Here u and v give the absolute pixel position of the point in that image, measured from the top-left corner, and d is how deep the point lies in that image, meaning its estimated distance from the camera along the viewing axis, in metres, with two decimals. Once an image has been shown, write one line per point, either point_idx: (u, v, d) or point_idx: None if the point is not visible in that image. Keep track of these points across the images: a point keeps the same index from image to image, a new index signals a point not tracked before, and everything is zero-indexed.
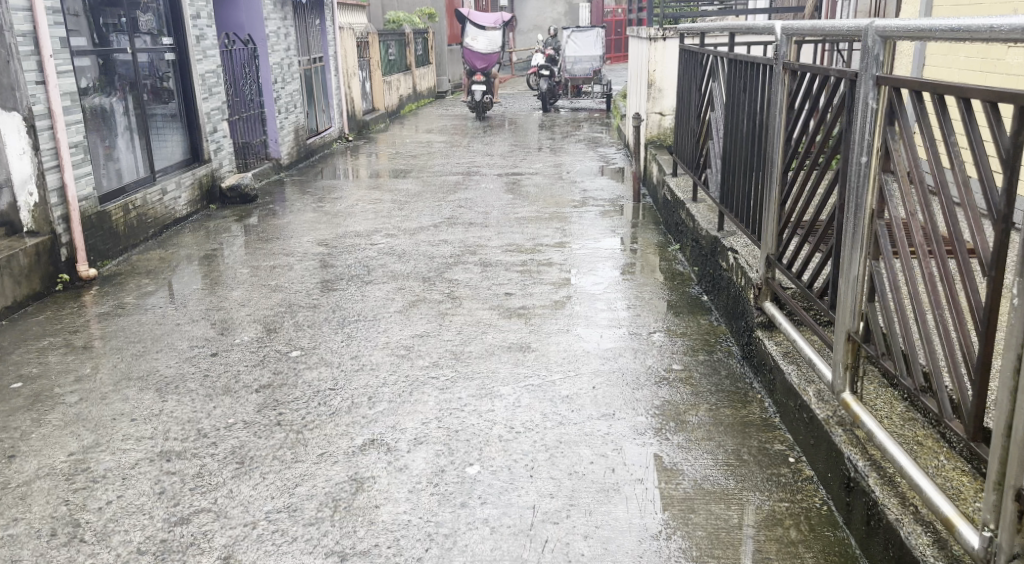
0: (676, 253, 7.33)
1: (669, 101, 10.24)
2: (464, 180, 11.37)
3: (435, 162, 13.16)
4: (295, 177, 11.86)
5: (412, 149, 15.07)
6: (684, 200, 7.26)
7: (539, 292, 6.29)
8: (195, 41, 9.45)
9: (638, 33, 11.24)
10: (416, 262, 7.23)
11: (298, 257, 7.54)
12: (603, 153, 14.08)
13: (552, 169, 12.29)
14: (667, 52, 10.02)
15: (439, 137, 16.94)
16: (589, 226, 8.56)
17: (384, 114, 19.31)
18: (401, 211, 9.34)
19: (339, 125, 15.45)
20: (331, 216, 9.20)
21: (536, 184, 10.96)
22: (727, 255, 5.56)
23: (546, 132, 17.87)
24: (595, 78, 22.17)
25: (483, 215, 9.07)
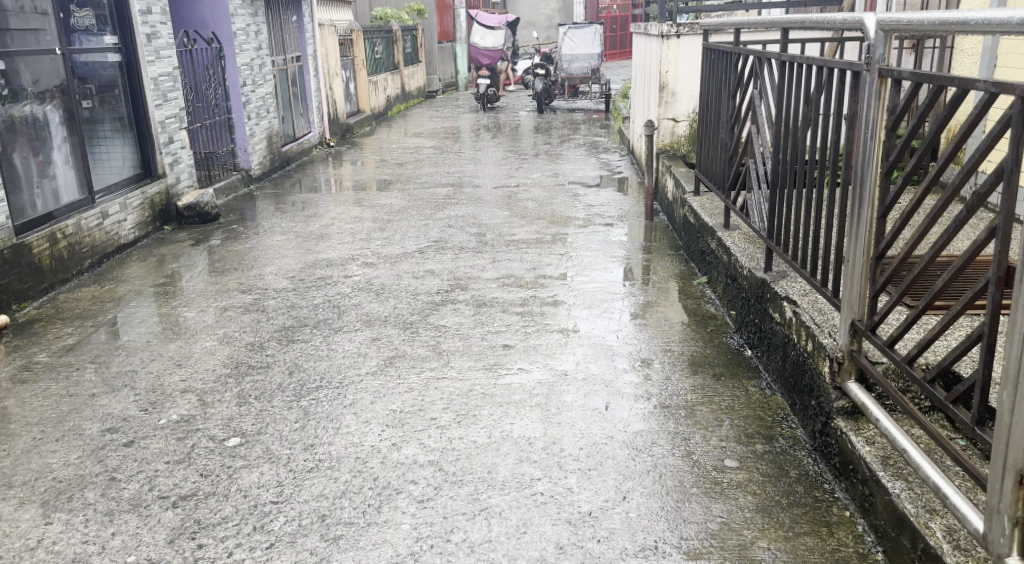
0: (704, 286, 6.19)
1: (683, 104, 9.12)
2: (454, 194, 10.22)
3: (423, 171, 12.00)
4: (267, 189, 10.71)
5: (399, 155, 13.90)
6: (713, 226, 6.11)
7: (543, 344, 5.17)
8: (146, 40, 8.29)
9: (647, 28, 10.09)
10: (397, 302, 6.09)
11: (258, 292, 6.40)
12: (607, 159, 12.91)
13: (552, 180, 11.15)
14: (682, 50, 8.90)
15: (428, 141, 15.78)
16: (598, 251, 7.43)
17: (370, 117, 18.15)
18: (383, 233, 8.21)
19: (320, 130, 14.28)
20: (302, 239, 8.05)
21: (535, 198, 9.82)
22: (782, 303, 4.42)
23: (543, 135, 16.71)
24: (593, 77, 20.98)
25: (475, 237, 7.93)
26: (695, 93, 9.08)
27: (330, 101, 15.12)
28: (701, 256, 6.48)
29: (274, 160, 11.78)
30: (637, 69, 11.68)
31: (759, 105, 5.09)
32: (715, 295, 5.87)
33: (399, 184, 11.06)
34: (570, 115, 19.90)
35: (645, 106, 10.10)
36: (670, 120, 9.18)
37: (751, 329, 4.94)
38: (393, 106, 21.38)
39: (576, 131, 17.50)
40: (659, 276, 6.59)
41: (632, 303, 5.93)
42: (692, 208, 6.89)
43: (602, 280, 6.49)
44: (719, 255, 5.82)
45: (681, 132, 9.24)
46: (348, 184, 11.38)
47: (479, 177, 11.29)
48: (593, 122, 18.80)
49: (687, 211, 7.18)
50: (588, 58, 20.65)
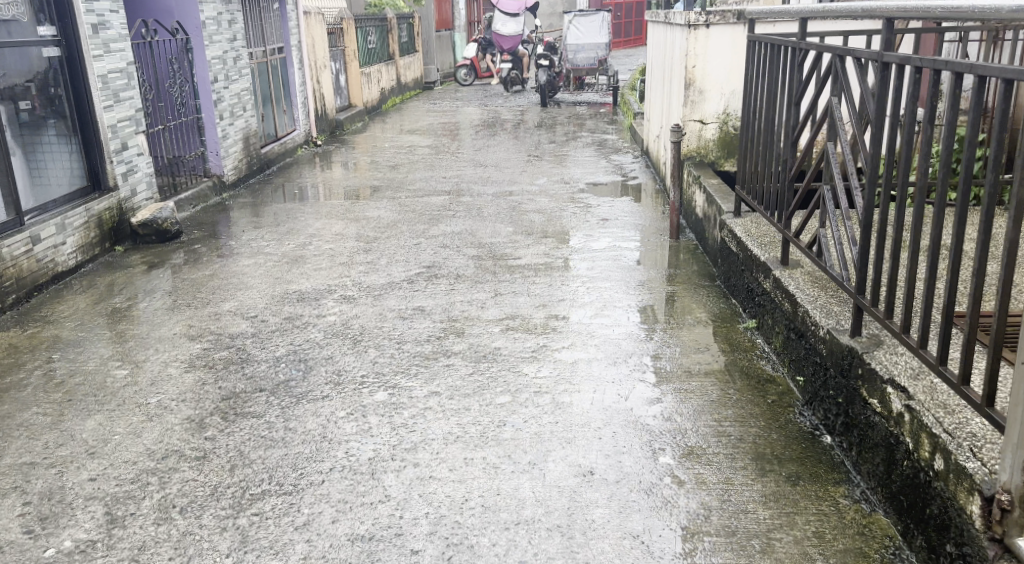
0: (754, 333, 5.11)
1: (712, 104, 8.09)
2: (451, 204, 9.10)
3: (418, 175, 10.89)
4: (243, 197, 9.60)
5: (392, 156, 12.77)
6: (768, 261, 5.00)
7: (561, 420, 4.09)
8: (92, 31, 7.13)
9: (670, 17, 8.93)
10: (377, 353, 4.98)
11: (212, 337, 5.30)
12: (619, 161, 11.78)
13: (561, 186, 10.03)
14: (709, 44, 7.89)
15: (425, 139, 14.65)
16: (619, 280, 6.32)
17: (362, 112, 17.02)
18: (368, 255, 7.11)
19: (305, 128, 13.15)
20: (275, 261, 6.94)
21: (542, 210, 8.70)
22: (882, 386, 3.35)
23: (546, 132, 15.58)
24: (599, 68, 19.83)
25: (473, 262, 6.82)
26: (725, 92, 8.04)
27: (317, 96, 13.98)
28: (746, 292, 5.40)
29: (254, 163, 10.66)
30: (653, 63, 10.65)
31: (837, 113, 4.01)
32: (772, 347, 4.80)
33: (390, 192, 9.94)
34: (574, 109, 18.77)
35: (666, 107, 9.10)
36: (697, 122, 8.15)
37: (828, 406, 3.88)
38: (387, 99, 20.23)
39: (582, 127, 16.38)
40: (699, 316, 5.53)
41: (668, 355, 4.85)
42: (733, 232, 5.81)
43: (628, 323, 5.39)
44: (775, 299, 4.74)
45: (709, 135, 8.19)
46: (333, 190, 10.26)
47: (480, 183, 10.17)
48: (599, 116, 17.68)
49: (724, 235, 6.10)
50: (595, 48, 19.56)
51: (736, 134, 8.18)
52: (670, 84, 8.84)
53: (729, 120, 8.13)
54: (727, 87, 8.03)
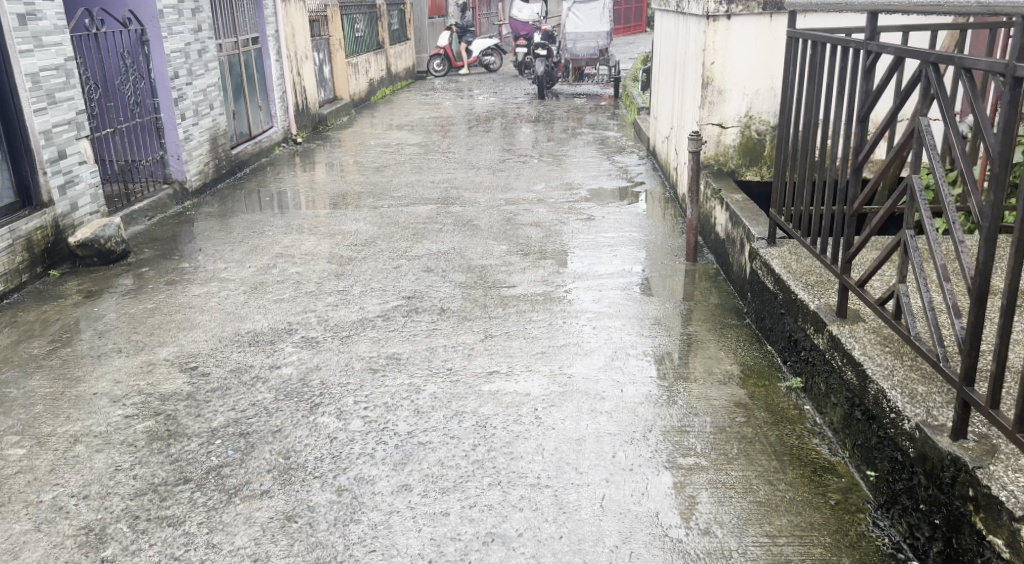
0: (803, 399, 4.20)
1: (732, 105, 7.23)
2: (437, 216, 8.13)
3: (404, 179, 9.92)
4: (207, 206, 8.64)
5: (377, 156, 11.79)
6: (821, 312, 4.08)
7: (566, 535, 3.19)
8: (18, 23, 6.14)
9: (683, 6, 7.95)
10: (336, 424, 4.05)
11: (138, 397, 4.36)
12: (623, 162, 10.84)
13: (560, 193, 9.06)
14: (729, 38, 7.06)
15: (414, 136, 13.68)
16: (631, 318, 5.38)
17: (348, 105, 16.04)
18: (337, 282, 6.14)
19: (284, 125, 12.17)
20: (231, 290, 5.98)
21: (539, 225, 7.75)
22: (1012, 522, 2.49)
23: (544, 129, 14.58)
24: (600, 58, 18.79)
25: (460, 293, 5.87)
26: (747, 92, 7.19)
27: (297, 90, 12.99)
28: (789, 341, 4.50)
29: (223, 167, 9.69)
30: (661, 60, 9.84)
31: (926, 136, 3.06)
32: (828, 420, 3.90)
33: (371, 199, 8.96)
34: (573, 102, 17.75)
35: (681, 108, 8.25)
36: (715, 126, 7.29)
37: (917, 521, 2.99)
38: (376, 91, 19.23)
39: (582, 123, 15.38)
40: (732, 366, 4.62)
41: (698, 427, 3.94)
42: (768, 264, 4.90)
43: (645, 379, 4.47)
44: (831, 361, 3.84)
45: (728, 140, 7.33)
46: (309, 197, 9.29)
47: (470, 189, 9.21)
48: (600, 111, 16.66)
49: (756, 266, 5.20)
50: (594, 36, 18.50)
51: (759, 139, 7.29)
52: (684, 84, 7.99)
53: (752, 123, 7.25)
54: (748, 86, 7.17)
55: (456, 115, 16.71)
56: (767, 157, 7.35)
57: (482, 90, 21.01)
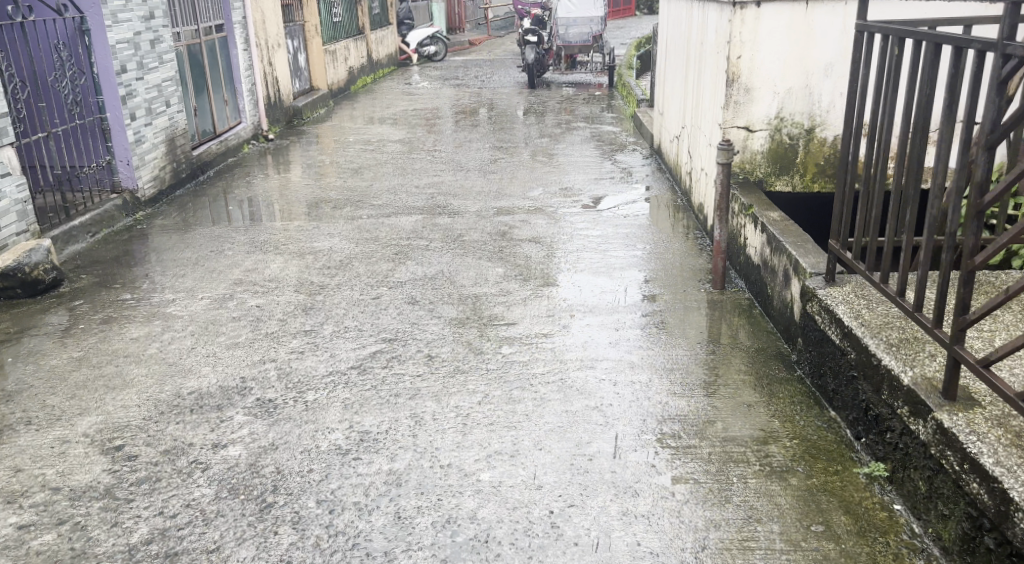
0: (891, 493, 3.33)
1: (761, 105, 6.33)
2: (422, 232, 7.19)
3: (385, 184, 8.95)
4: (163, 217, 7.67)
5: (356, 155, 10.81)
6: (922, 387, 3.17)
7: None
8: None
9: None
10: (293, 534, 3.18)
11: (41, 495, 3.42)
12: (625, 163, 9.93)
13: (559, 201, 8.11)
14: (759, 28, 6.15)
15: (397, 131, 12.71)
16: (657, 370, 4.47)
17: (326, 96, 15.05)
18: (304, 320, 5.19)
19: (253, 120, 11.18)
20: (177, 332, 5.02)
21: (537, 241, 6.82)
22: None
23: (536, 124, 13.61)
24: (594, 45, 17.84)
25: (449, 335, 4.93)
26: (778, 90, 6.29)
27: (269, 81, 12.00)
28: (864, 413, 3.61)
29: (182, 170, 8.70)
30: (670, 48, 8.91)
31: None
32: (934, 532, 3.04)
33: (347, 209, 8.00)
34: (566, 94, 16.78)
35: (698, 105, 7.35)
36: (741, 128, 6.40)
37: None
38: (355, 80, 18.19)
39: (577, 117, 14.42)
40: (791, 441, 3.73)
41: (766, 543, 3.11)
42: (830, 309, 4.00)
43: (685, 462, 3.57)
44: (941, 460, 2.97)
45: (756, 145, 6.44)
46: (278, 204, 8.31)
47: (459, 198, 8.26)
48: (595, 104, 15.70)
49: (810, 308, 4.30)
50: (586, 23, 17.82)
51: (791, 144, 6.41)
52: (703, 78, 7.11)
53: (783, 125, 6.36)
54: (781, 83, 6.27)
55: (440, 107, 15.71)
56: (800, 164, 6.46)
57: (467, 79, 19.98)
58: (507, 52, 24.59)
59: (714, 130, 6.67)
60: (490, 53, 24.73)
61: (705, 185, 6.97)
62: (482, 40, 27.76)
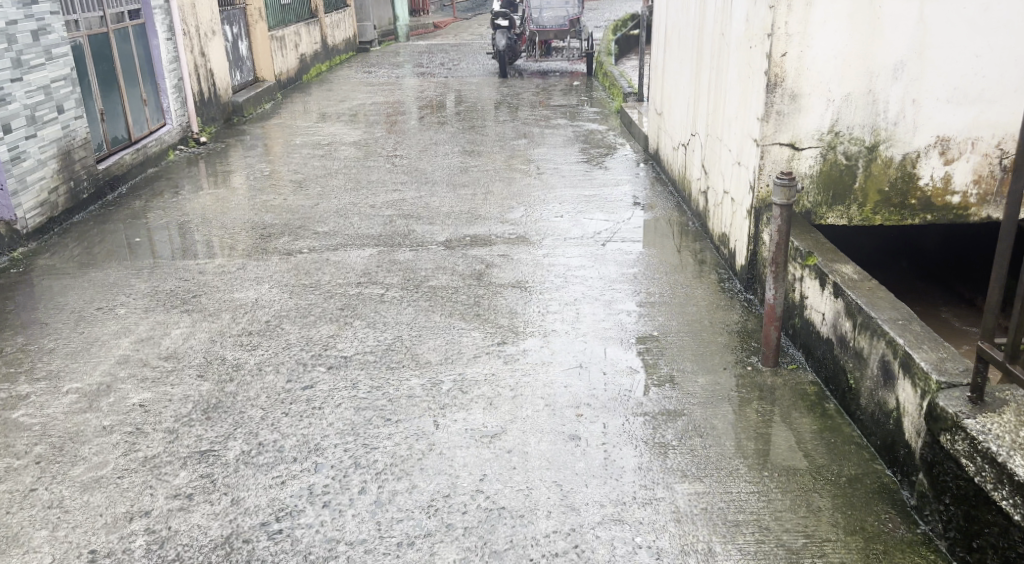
0: None
1: (812, 116, 4.89)
2: (375, 275, 5.69)
3: (333, 206, 7.48)
4: (50, 255, 6.14)
5: (302, 165, 9.27)
6: None
7: None
8: None
9: None
10: None
11: None
12: (615, 176, 8.55)
13: (542, 231, 6.66)
14: (811, 16, 4.70)
15: (353, 133, 11.21)
16: (716, 523, 3.11)
17: (270, 91, 13.64)
18: (203, 430, 3.72)
19: (181, 121, 10.00)
20: (16, 457, 3.52)
21: (518, 292, 5.35)
22: None
23: (511, 122, 12.15)
24: (571, 30, 16.37)
25: (408, 453, 3.48)
26: (833, 97, 4.85)
27: (201, 74, 10.79)
28: None
29: (82, 190, 7.15)
30: (679, 38, 7.48)
31: None
32: None
33: (283, 241, 6.48)
34: (542, 87, 15.28)
35: (721, 111, 5.90)
36: (785, 145, 4.95)
37: None
38: (305, 70, 16.63)
39: (555, 112, 12.92)
40: None
41: None
42: (999, 461, 2.74)
43: None
44: None
45: (804, 168, 4.99)
46: (200, 230, 6.78)
47: (418, 231, 6.76)
48: (574, 97, 14.20)
49: (945, 438, 2.96)
50: (562, 5, 16.30)
51: (848, 167, 4.98)
52: (729, 78, 5.66)
53: (838, 142, 4.93)
54: (837, 88, 4.83)
55: (402, 101, 14.15)
56: (858, 191, 5.04)
57: (432, 67, 18.41)
58: (475, 37, 23.01)
59: (748, 147, 5.21)
60: (456, 38, 23.12)
61: (735, 214, 5.52)
62: (447, 23, 26.13)
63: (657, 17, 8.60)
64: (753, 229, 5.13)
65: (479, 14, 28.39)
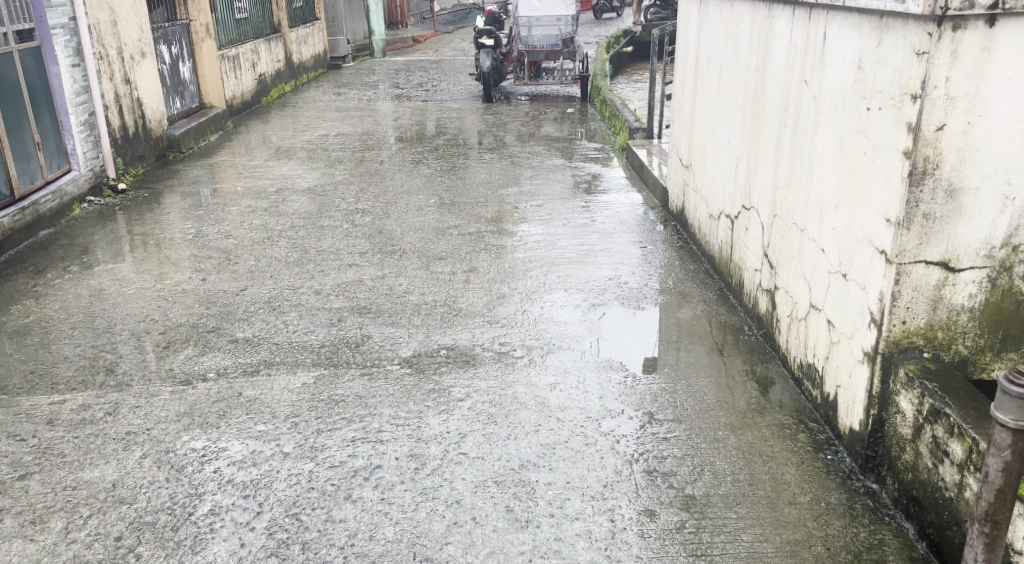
0: None
1: (977, 221, 3.14)
2: (302, 431, 3.92)
3: (264, 293, 5.76)
4: None
5: (240, 225, 7.49)
6: None
7: None
8: None
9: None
10: None
11: None
12: (629, 242, 6.86)
13: (549, 341, 4.91)
14: (987, 71, 2.95)
15: (309, 176, 9.44)
16: None
17: (215, 121, 11.98)
18: None
19: (93, 166, 8.37)
20: None
21: (511, 466, 3.58)
22: None
23: (498, 160, 10.42)
24: (564, 50, 14.60)
25: None
26: (1011, 194, 3.11)
27: (122, 105, 9.18)
28: None
29: None
30: (720, 74, 5.75)
31: None
32: None
33: (177, 364, 4.70)
34: (531, 116, 13.50)
35: (806, 189, 4.13)
36: (934, 264, 3.17)
37: None
38: (263, 92, 14.93)
39: (549, 147, 11.16)
40: None
41: None
42: None
43: None
44: None
45: (960, 298, 3.23)
46: (77, 338, 5.04)
47: (371, 338, 4.98)
48: (569, 128, 12.42)
49: None
50: (554, 22, 14.50)
51: None
52: (823, 146, 3.90)
53: (1015, 258, 3.19)
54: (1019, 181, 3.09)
55: (373, 131, 12.36)
56: None
57: (410, 88, 16.63)
58: (458, 54, 21.24)
59: (864, 257, 3.42)
60: (437, 54, 21.37)
61: (837, 349, 3.73)
62: (427, 37, 24.36)
63: (686, 45, 6.83)
64: (876, 386, 3.34)
65: (462, 27, 26.64)
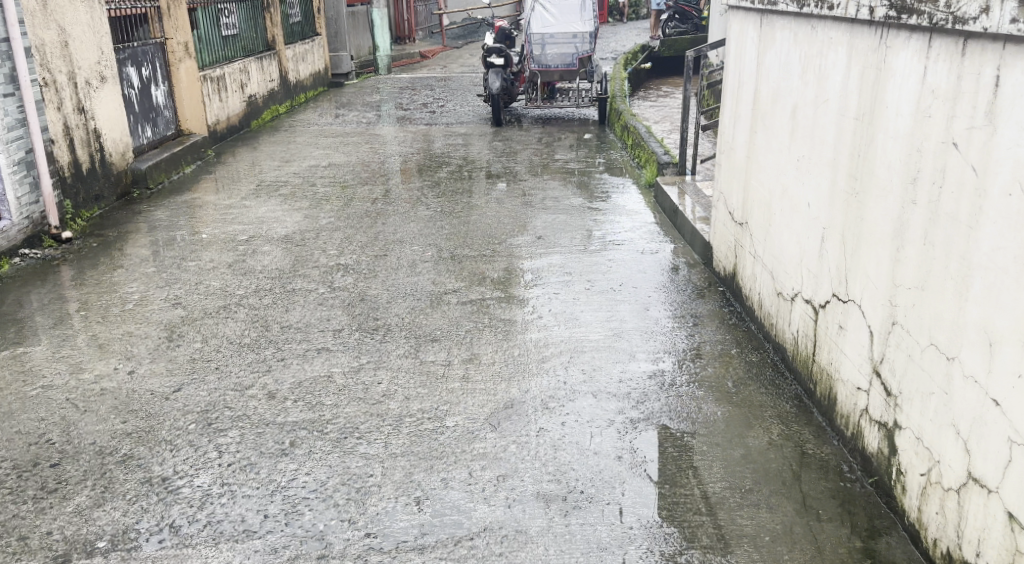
0: None
1: None
2: None
3: (203, 398, 4.46)
4: None
5: (195, 287, 6.21)
6: None
7: None
8: None
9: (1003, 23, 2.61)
10: None
11: None
12: (671, 314, 5.55)
13: (577, 486, 3.58)
14: None
15: (289, 220, 8.17)
16: None
17: (194, 152, 10.78)
18: None
19: (32, 213, 7.13)
20: None
21: None
22: None
23: (509, 197, 9.13)
24: (581, 70, 13.25)
25: None
26: None
27: (74, 138, 7.94)
28: None
29: None
30: (792, 115, 4.50)
31: None
32: None
33: (60, 523, 3.41)
34: (545, 142, 12.18)
35: (956, 302, 2.88)
36: None
37: None
38: (252, 115, 13.71)
39: (566, 180, 9.87)
40: None
41: None
42: None
43: None
44: None
45: None
46: None
47: (331, 479, 3.66)
48: (588, 158, 11.09)
49: None
50: (570, 39, 13.19)
51: None
52: (994, 249, 2.67)
53: None
54: None
55: (369, 161, 11.09)
56: None
57: (414, 109, 15.36)
58: (466, 71, 19.96)
59: None
60: (445, 71, 20.11)
61: None
62: (436, 53, 23.17)
63: (738, 73, 5.53)
64: None
65: (472, 42, 25.45)
